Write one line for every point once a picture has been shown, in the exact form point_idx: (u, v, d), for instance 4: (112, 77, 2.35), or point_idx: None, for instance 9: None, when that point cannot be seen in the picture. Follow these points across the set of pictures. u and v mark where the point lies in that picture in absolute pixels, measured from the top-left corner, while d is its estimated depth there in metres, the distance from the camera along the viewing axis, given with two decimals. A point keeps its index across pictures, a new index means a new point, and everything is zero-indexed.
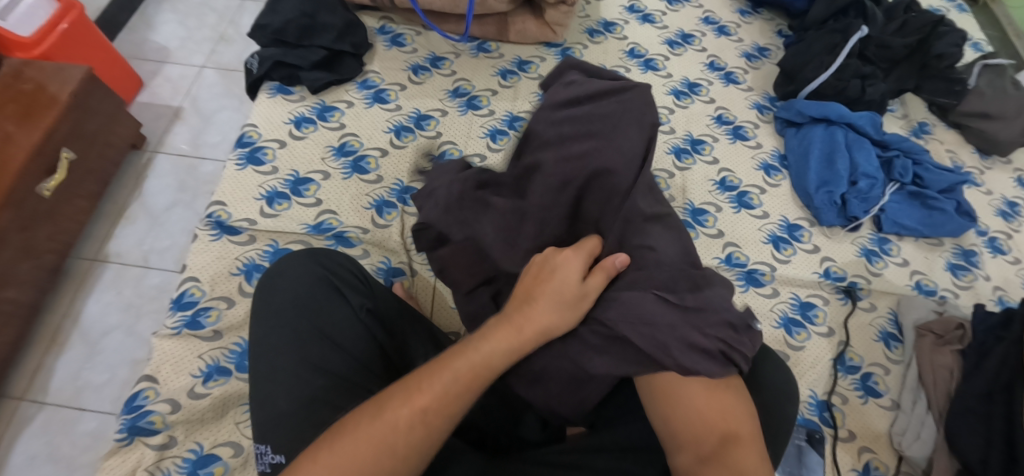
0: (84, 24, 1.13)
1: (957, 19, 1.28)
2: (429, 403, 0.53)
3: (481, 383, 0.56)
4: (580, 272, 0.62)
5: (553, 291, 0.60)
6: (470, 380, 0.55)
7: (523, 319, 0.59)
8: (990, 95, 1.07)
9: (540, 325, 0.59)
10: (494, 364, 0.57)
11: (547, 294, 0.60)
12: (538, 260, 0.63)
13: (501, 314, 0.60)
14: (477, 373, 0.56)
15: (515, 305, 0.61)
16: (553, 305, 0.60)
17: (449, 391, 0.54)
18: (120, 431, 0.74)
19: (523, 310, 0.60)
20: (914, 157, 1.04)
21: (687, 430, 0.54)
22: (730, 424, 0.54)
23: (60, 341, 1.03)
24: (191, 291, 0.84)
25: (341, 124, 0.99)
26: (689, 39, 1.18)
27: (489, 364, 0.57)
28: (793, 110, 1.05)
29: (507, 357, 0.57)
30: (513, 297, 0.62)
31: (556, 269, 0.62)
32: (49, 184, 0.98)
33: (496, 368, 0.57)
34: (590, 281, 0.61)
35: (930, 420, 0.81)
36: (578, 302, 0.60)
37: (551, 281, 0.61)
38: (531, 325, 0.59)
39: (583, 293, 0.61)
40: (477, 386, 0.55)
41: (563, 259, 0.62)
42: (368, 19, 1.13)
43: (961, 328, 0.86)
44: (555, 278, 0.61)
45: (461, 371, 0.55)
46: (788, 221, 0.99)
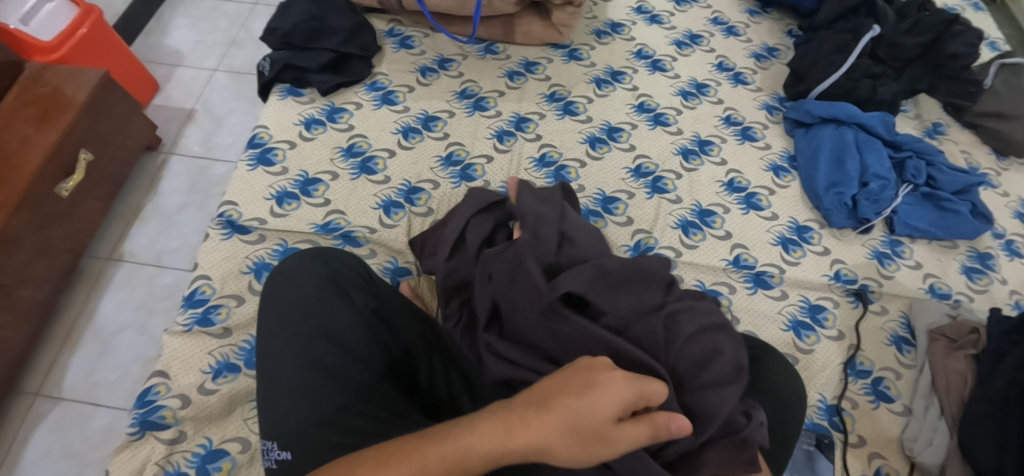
0: (101, 28, 1.16)
1: (972, 18, 1.26)
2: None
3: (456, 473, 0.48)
4: (622, 405, 0.47)
5: (573, 415, 0.47)
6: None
7: (523, 428, 0.48)
8: (1007, 95, 1.05)
9: (540, 442, 0.47)
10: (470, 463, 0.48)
11: (562, 410, 0.47)
12: (577, 364, 0.50)
13: (504, 411, 0.49)
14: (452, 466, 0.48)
15: (527, 407, 0.49)
16: (566, 431, 0.47)
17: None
18: (131, 425, 0.76)
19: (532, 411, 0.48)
20: (928, 158, 1.02)
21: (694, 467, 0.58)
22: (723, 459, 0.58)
23: (75, 338, 1.06)
24: (202, 289, 0.85)
25: (350, 125, 1.00)
26: (697, 40, 1.17)
27: (464, 462, 0.48)
28: (803, 110, 1.04)
29: (486, 461, 0.48)
30: (529, 392, 0.50)
31: (592, 385, 0.48)
32: (67, 185, 1.01)
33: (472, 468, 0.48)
34: (624, 427, 0.47)
35: (942, 426, 0.80)
36: (596, 443, 0.47)
37: (581, 399, 0.47)
38: (529, 437, 0.47)
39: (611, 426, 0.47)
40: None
41: (607, 381, 0.48)
42: (377, 22, 1.14)
43: (975, 333, 0.84)
44: (584, 395, 0.47)
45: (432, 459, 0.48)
46: (796, 222, 0.98)
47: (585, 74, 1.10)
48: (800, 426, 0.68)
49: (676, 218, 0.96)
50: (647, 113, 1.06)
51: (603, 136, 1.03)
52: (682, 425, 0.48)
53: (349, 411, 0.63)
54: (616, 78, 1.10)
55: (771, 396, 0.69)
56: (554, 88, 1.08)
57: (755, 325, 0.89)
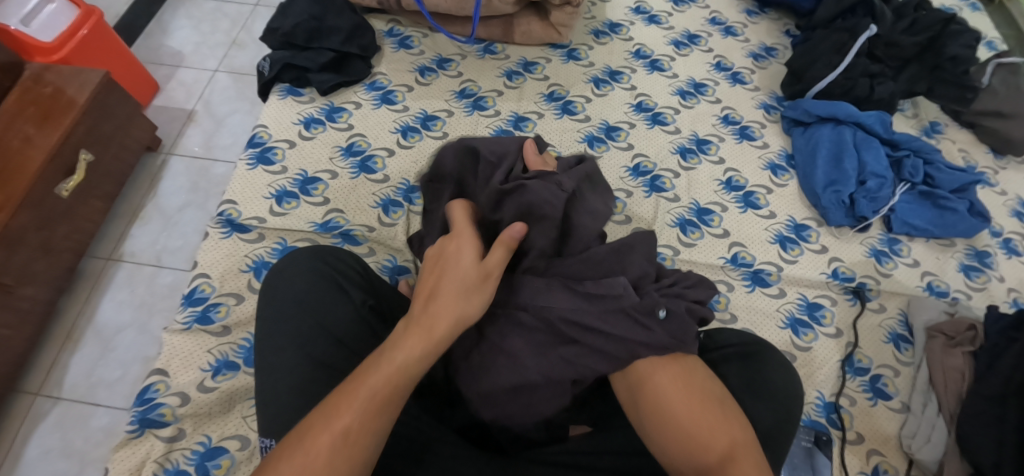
0: (101, 29, 1.16)
1: (969, 18, 1.26)
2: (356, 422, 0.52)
3: (403, 382, 0.55)
4: (479, 258, 0.60)
5: (440, 292, 0.59)
6: (393, 393, 0.54)
7: (429, 321, 0.56)
8: (1004, 93, 1.05)
9: (450, 322, 0.56)
10: (409, 367, 0.55)
11: (451, 291, 0.58)
12: (434, 251, 0.63)
13: (406, 318, 0.58)
14: (396, 378, 0.54)
15: (418, 305, 0.58)
16: (458, 297, 0.58)
17: (371, 401, 0.53)
18: (131, 423, 0.76)
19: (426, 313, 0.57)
20: (925, 157, 1.03)
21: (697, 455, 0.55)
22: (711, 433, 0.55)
23: (75, 338, 1.06)
24: (201, 288, 0.85)
25: (349, 125, 1.00)
26: (695, 39, 1.18)
27: (408, 371, 0.55)
28: (801, 109, 1.05)
29: (422, 358, 0.55)
30: (416, 296, 0.60)
31: (454, 259, 0.60)
32: (67, 185, 1.01)
33: (413, 371, 0.55)
34: (489, 261, 0.61)
35: (940, 423, 0.80)
36: (479, 297, 0.59)
37: (448, 271, 0.60)
38: (440, 325, 0.56)
39: (485, 278, 0.60)
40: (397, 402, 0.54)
41: (457, 253, 0.61)
42: (376, 23, 1.15)
43: (972, 330, 0.84)
44: (449, 270, 0.60)
45: (379, 383, 0.53)
46: (794, 221, 0.98)
47: (584, 73, 1.10)
48: (799, 422, 0.68)
49: (674, 217, 0.96)
50: (645, 112, 1.06)
51: (601, 136, 1.03)
52: (520, 229, 0.63)
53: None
54: (615, 78, 1.10)
55: (768, 391, 0.69)
56: (553, 87, 1.08)
57: (753, 323, 0.89)
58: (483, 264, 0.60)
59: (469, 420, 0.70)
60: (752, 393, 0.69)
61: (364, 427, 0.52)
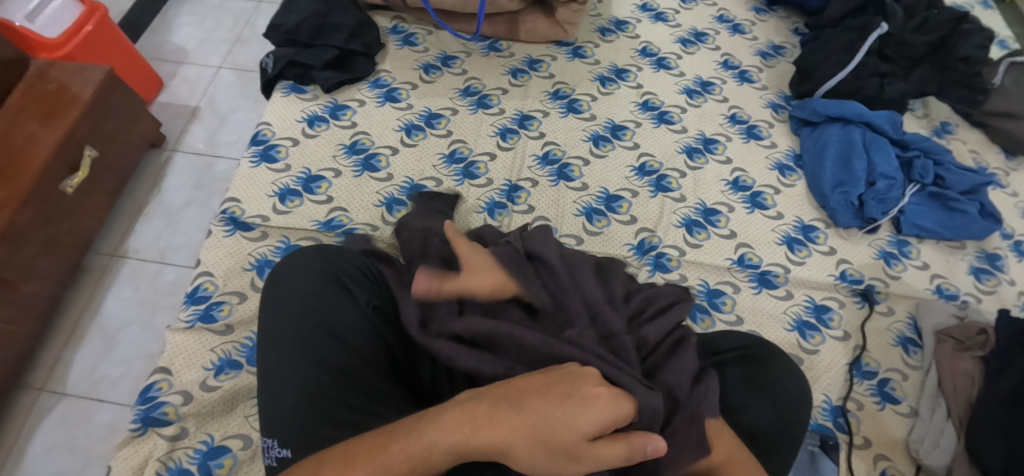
0: (106, 25, 1.16)
1: (981, 16, 1.24)
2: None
3: (422, 470, 0.50)
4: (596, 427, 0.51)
5: (547, 423, 0.50)
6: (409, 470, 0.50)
7: (495, 419, 0.51)
8: (1017, 93, 1.03)
9: (507, 438, 0.50)
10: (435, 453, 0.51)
11: (541, 412, 0.51)
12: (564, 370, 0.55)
13: (482, 398, 0.53)
14: (421, 461, 0.50)
15: (501, 394, 0.53)
16: (539, 441, 0.50)
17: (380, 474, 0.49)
18: (133, 421, 0.76)
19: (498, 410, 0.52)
20: (935, 158, 1.01)
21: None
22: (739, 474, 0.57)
23: (79, 334, 1.06)
24: (204, 286, 0.85)
25: (352, 123, 1.00)
26: (702, 37, 1.16)
27: (432, 461, 0.51)
28: (809, 109, 1.03)
29: (450, 454, 0.51)
30: (509, 386, 0.54)
31: (572, 393, 0.52)
32: (72, 181, 1.01)
33: (435, 461, 0.51)
34: (599, 447, 0.50)
35: (949, 428, 0.79)
36: (567, 460, 0.50)
37: (560, 396, 0.52)
38: (497, 432, 0.51)
39: (585, 435, 0.50)
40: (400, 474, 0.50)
41: (592, 399, 0.52)
42: (380, 19, 1.14)
43: (983, 334, 0.83)
44: (561, 396, 0.52)
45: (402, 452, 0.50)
46: (802, 222, 0.97)
47: (590, 72, 1.09)
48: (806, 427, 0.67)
49: (680, 217, 0.95)
50: (651, 111, 1.05)
51: (607, 135, 1.02)
52: (658, 447, 0.52)
53: (346, 407, 0.63)
54: (621, 76, 1.09)
55: (775, 392, 0.68)
56: (558, 86, 1.07)
57: (760, 325, 0.88)
58: (600, 432, 0.51)
59: None
60: (757, 393, 0.68)
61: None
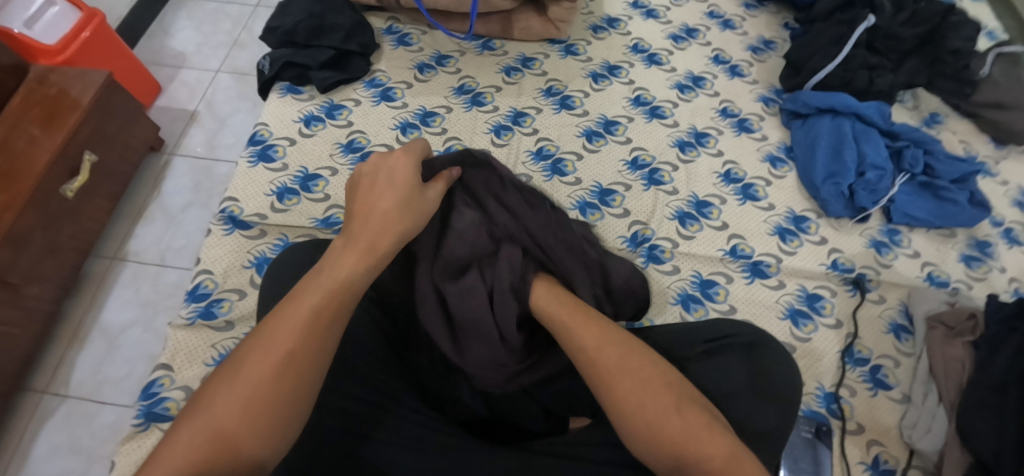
0: (104, 31, 1.18)
1: (970, 8, 1.26)
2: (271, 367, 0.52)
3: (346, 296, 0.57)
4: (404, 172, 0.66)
5: (412, 206, 0.63)
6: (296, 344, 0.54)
7: (369, 236, 0.61)
8: (1006, 83, 1.05)
9: (396, 237, 0.62)
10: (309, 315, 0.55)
11: (393, 205, 0.62)
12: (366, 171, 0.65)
13: (347, 236, 0.61)
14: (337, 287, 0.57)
15: (355, 221, 0.62)
16: (392, 217, 0.62)
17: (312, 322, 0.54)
18: (137, 417, 0.77)
19: (371, 223, 0.61)
20: (925, 147, 1.02)
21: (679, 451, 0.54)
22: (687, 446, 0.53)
23: (82, 336, 1.07)
24: (204, 284, 0.86)
25: (349, 122, 1.01)
26: (693, 33, 1.18)
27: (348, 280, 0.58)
28: (799, 101, 1.04)
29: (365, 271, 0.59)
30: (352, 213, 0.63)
31: (388, 172, 0.64)
32: (72, 185, 1.02)
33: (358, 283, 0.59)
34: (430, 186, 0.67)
35: (941, 412, 0.79)
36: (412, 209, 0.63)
37: (377, 178, 0.64)
38: (385, 241, 0.61)
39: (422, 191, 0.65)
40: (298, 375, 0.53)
41: (394, 161, 0.65)
42: (375, 20, 1.16)
43: (973, 319, 0.84)
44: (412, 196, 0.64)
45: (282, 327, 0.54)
46: (794, 212, 0.98)
47: (582, 68, 1.11)
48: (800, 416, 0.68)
49: (673, 210, 0.96)
50: (643, 106, 1.07)
51: (600, 130, 1.03)
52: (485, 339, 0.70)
53: (349, 397, 0.67)
54: (613, 72, 1.11)
55: (776, 381, 0.69)
56: (551, 83, 1.09)
57: (753, 314, 0.89)
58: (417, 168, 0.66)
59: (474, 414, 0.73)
60: (762, 385, 0.69)
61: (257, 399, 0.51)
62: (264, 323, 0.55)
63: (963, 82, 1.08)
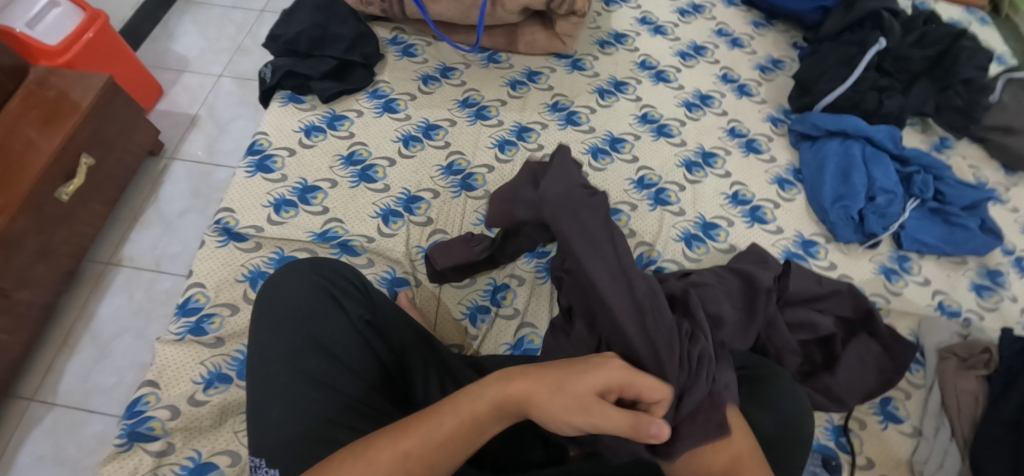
0: (107, 33, 1.16)
1: (978, 31, 1.24)
2: (418, 448, 0.50)
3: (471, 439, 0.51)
4: (592, 393, 0.51)
5: (559, 382, 0.52)
6: (464, 435, 0.51)
7: (517, 386, 0.53)
8: (1015, 108, 1.02)
9: (531, 393, 0.52)
10: (483, 423, 0.52)
11: (540, 376, 0.53)
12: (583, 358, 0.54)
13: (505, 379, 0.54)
14: (467, 425, 0.51)
15: (519, 379, 0.53)
16: (546, 383, 0.52)
17: (432, 440, 0.50)
18: (120, 436, 0.74)
19: (550, 383, 0.52)
20: (934, 173, 1.00)
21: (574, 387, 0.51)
22: (581, 380, 0.52)
23: (71, 343, 1.04)
24: (196, 297, 0.84)
25: (350, 133, 0.99)
26: (701, 51, 1.16)
27: (478, 426, 0.52)
28: (808, 123, 1.02)
29: (495, 410, 0.52)
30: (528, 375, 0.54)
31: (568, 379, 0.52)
32: (67, 189, 0.99)
33: (484, 424, 0.52)
34: (606, 402, 0.51)
35: (954, 448, 0.78)
36: (564, 389, 0.52)
37: (564, 379, 0.52)
38: (523, 386, 0.53)
39: (590, 407, 0.51)
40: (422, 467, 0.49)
41: (585, 384, 0.52)
42: (380, 30, 1.14)
43: (987, 352, 0.83)
44: (564, 379, 0.52)
45: (450, 418, 0.52)
46: (802, 236, 0.96)
47: (589, 84, 1.09)
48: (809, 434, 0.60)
49: (679, 231, 0.94)
50: (650, 124, 1.05)
51: (606, 147, 1.02)
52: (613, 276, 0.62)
53: (332, 423, 0.60)
54: (620, 88, 1.09)
55: (773, 417, 0.60)
56: (557, 98, 1.07)
57: None
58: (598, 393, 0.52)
59: None
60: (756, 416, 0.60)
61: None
62: (399, 422, 0.52)
63: (968, 117, 1.05)
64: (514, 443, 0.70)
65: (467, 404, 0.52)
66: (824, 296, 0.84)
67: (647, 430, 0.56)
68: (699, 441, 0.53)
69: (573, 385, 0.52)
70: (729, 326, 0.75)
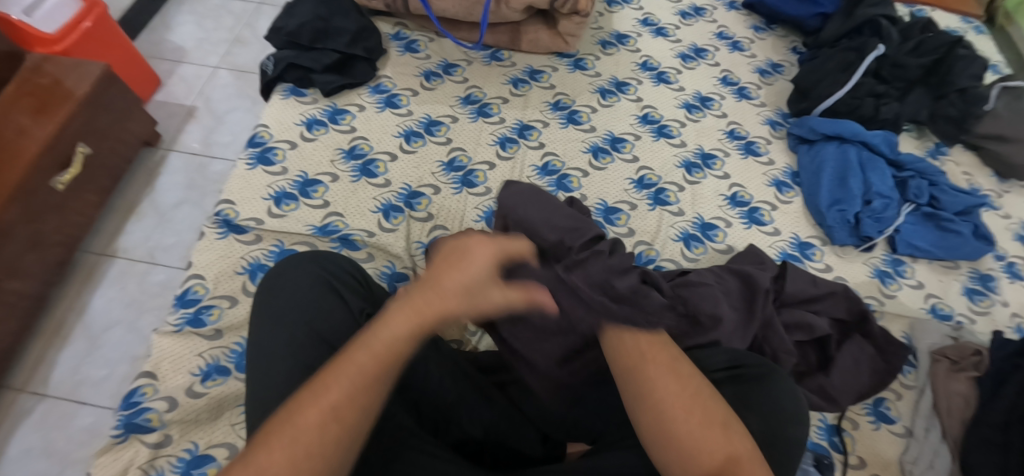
0: (104, 22, 1.15)
1: (974, 40, 1.26)
2: (346, 398, 0.47)
3: (397, 367, 0.50)
4: (485, 263, 0.55)
5: (443, 281, 0.53)
6: (383, 370, 0.49)
7: (422, 300, 0.52)
8: (1008, 117, 1.03)
9: (440, 311, 0.51)
10: (404, 350, 0.50)
11: (440, 285, 0.52)
12: (451, 244, 0.56)
13: (402, 299, 0.52)
14: (387, 359, 0.49)
15: (416, 290, 0.53)
16: (455, 291, 0.52)
17: (360, 378, 0.48)
18: (116, 427, 0.73)
19: (450, 292, 0.52)
20: (929, 179, 1.01)
21: (462, 280, 0.53)
22: (471, 259, 0.54)
23: (64, 334, 1.03)
24: (194, 289, 0.83)
25: (351, 127, 0.99)
26: (701, 53, 1.17)
27: (397, 351, 0.50)
28: (806, 127, 1.04)
29: (411, 341, 0.50)
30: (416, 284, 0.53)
31: (465, 256, 0.55)
32: (62, 179, 0.99)
33: (404, 352, 0.50)
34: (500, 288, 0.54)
35: (944, 449, 0.79)
36: (475, 294, 0.53)
37: (459, 264, 0.54)
38: (431, 305, 0.51)
39: (490, 280, 0.54)
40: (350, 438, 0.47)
41: (472, 252, 0.55)
42: (382, 25, 1.14)
43: (977, 355, 0.84)
44: (461, 264, 0.54)
45: (369, 359, 0.49)
46: (798, 238, 0.97)
47: (590, 84, 1.10)
48: (805, 433, 0.61)
49: (678, 231, 0.95)
50: (650, 125, 1.06)
51: (606, 147, 1.02)
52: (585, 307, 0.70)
53: None
54: (621, 89, 1.10)
55: (762, 419, 0.60)
56: (558, 96, 1.07)
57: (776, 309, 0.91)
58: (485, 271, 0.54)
59: (467, 436, 0.68)
60: (749, 417, 0.60)
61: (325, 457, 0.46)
62: (320, 376, 0.48)
63: (962, 127, 1.07)
64: (511, 438, 0.69)
65: (387, 342, 0.50)
66: (821, 298, 0.85)
67: (641, 436, 0.54)
68: (698, 440, 0.51)
69: (457, 276, 0.53)
70: (727, 326, 0.76)
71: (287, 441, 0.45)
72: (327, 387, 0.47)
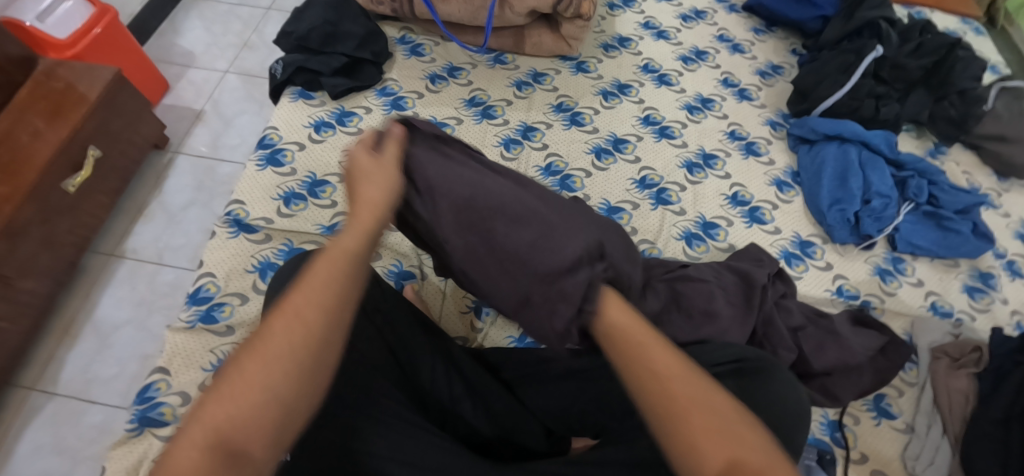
0: (115, 28, 1.17)
1: (973, 42, 1.27)
2: (300, 309, 0.45)
3: (349, 263, 0.49)
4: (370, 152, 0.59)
5: (355, 180, 0.56)
6: (336, 268, 0.48)
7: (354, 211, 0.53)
8: (1008, 117, 1.05)
9: (369, 205, 0.53)
10: (351, 251, 0.49)
11: (356, 190, 0.55)
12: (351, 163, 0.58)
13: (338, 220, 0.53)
14: (337, 264, 0.48)
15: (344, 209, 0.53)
16: (372, 183, 0.55)
17: (308, 284, 0.46)
18: (130, 421, 0.75)
19: (370, 187, 0.55)
20: (929, 178, 1.03)
21: (367, 172, 0.56)
22: (368, 163, 0.57)
23: (74, 334, 1.05)
24: (207, 287, 0.85)
25: (359, 129, 1.01)
26: (702, 55, 1.19)
27: (344, 250, 0.49)
28: (807, 127, 1.05)
29: (354, 239, 0.50)
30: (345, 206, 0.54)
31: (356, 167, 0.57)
32: (74, 180, 1.01)
33: (348, 252, 0.49)
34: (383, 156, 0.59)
35: (945, 445, 0.80)
36: (380, 175, 0.56)
37: (356, 171, 0.57)
38: (363, 212, 0.53)
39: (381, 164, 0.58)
40: (316, 350, 0.44)
41: (359, 160, 0.58)
42: (389, 29, 1.16)
43: (977, 351, 0.85)
44: (357, 174, 0.57)
45: (319, 266, 0.47)
46: (799, 237, 0.98)
47: (593, 86, 1.12)
48: (804, 429, 0.62)
49: (680, 230, 0.96)
50: (652, 126, 1.07)
51: (609, 147, 1.04)
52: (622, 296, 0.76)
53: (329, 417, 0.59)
54: (623, 91, 1.11)
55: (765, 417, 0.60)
56: (562, 98, 1.09)
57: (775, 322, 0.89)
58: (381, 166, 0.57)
59: (474, 431, 0.69)
60: (755, 415, 0.60)
61: (290, 377, 0.43)
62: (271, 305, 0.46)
63: (961, 127, 1.08)
64: (517, 433, 0.70)
65: (335, 248, 0.49)
66: None
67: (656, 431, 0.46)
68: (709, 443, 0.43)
69: (364, 173, 0.57)
70: (728, 322, 0.77)
71: (253, 374, 0.42)
72: (280, 313, 0.45)
